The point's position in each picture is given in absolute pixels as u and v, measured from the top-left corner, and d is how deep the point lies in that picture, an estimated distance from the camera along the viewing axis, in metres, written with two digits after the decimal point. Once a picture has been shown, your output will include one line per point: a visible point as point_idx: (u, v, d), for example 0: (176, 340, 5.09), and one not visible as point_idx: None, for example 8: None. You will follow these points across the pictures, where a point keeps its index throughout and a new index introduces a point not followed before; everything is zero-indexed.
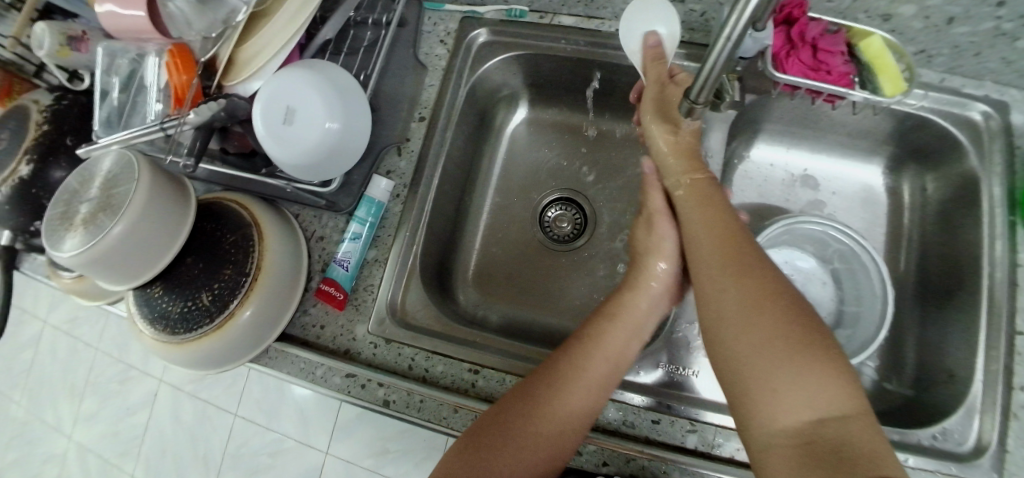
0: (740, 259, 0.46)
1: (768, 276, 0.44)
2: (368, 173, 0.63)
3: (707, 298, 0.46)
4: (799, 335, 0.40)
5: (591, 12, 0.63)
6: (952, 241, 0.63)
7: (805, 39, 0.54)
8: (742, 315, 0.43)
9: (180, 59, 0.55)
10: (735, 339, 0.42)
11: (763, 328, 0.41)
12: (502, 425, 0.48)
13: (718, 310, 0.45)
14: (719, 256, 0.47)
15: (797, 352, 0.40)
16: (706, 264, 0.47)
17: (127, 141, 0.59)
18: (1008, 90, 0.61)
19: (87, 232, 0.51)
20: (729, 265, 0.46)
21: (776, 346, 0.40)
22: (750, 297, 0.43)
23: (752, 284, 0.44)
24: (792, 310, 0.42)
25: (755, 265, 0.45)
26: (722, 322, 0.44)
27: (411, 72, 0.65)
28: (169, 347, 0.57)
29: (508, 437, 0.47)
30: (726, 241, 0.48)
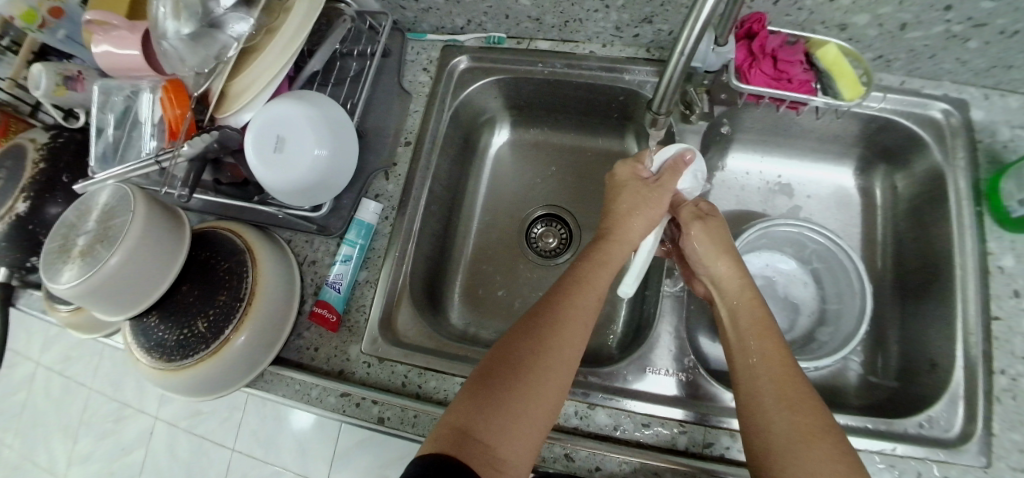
0: (795, 390, 0.46)
1: (819, 411, 0.44)
2: (357, 197, 0.65)
3: (756, 422, 0.46)
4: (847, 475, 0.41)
5: (565, 36, 0.66)
6: (924, 235, 0.65)
7: (766, 51, 0.57)
8: (792, 446, 0.43)
9: (175, 93, 0.59)
10: (785, 469, 0.42)
11: (813, 465, 0.41)
12: (512, 365, 0.46)
13: (769, 436, 0.44)
14: (774, 381, 0.47)
15: None
16: (758, 385, 0.47)
17: (122, 175, 0.61)
18: (966, 88, 0.65)
19: (84, 263, 0.52)
20: (783, 394, 0.46)
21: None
22: (803, 428, 0.43)
23: (804, 418, 0.44)
24: (841, 451, 0.42)
25: (810, 398, 0.45)
26: (772, 450, 0.44)
27: (397, 99, 0.68)
28: (165, 374, 0.58)
29: (521, 373, 0.46)
30: (781, 371, 0.47)
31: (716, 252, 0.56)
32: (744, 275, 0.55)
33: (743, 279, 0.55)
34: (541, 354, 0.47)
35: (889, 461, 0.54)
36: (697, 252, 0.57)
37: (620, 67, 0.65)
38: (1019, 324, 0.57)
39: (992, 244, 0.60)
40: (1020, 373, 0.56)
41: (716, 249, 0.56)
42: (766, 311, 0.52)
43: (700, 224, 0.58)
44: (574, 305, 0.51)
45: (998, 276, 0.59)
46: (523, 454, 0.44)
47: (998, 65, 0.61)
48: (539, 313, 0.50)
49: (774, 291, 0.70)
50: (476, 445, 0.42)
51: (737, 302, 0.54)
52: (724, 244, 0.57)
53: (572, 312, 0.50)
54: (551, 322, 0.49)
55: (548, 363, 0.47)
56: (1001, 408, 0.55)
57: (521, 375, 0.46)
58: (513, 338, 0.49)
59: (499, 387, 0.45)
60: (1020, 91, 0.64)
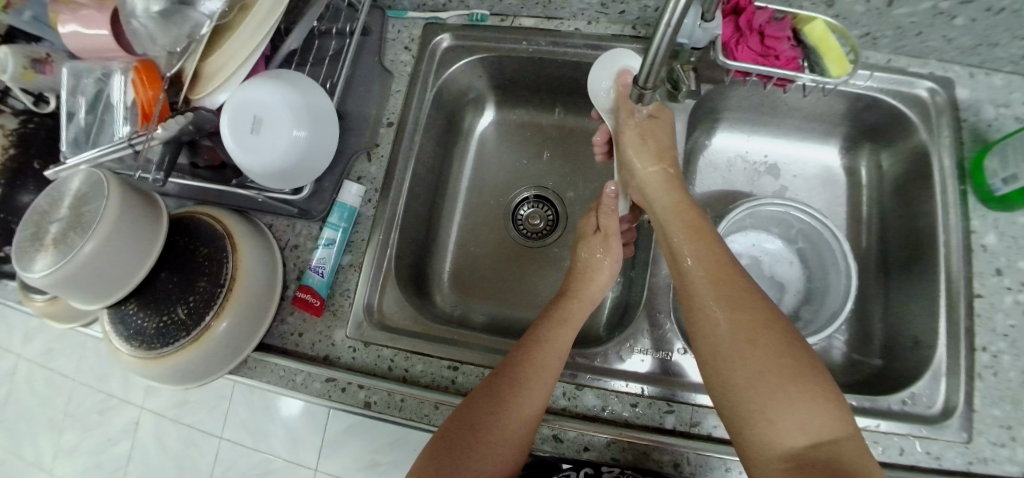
0: (732, 287, 0.47)
1: (757, 304, 0.46)
2: (339, 179, 0.63)
3: (700, 326, 0.47)
4: (792, 369, 0.43)
5: (550, 12, 0.65)
6: (908, 214, 0.66)
7: (752, 27, 0.56)
8: (736, 346, 0.44)
9: (146, 74, 0.57)
10: (732, 369, 0.44)
11: (757, 361, 0.43)
12: (469, 432, 0.47)
13: (713, 338, 0.46)
14: (711, 283, 0.48)
15: (790, 383, 0.42)
16: (697, 288, 0.48)
17: (96, 160, 0.59)
18: (951, 66, 0.65)
19: (57, 252, 0.51)
20: (721, 293, 0.47)
21: (773, 378, 0.43)
22: (744, 327, 0.45)
23: (746, 316, 0.45)
24: (782, 341, 0.44)
25: (748, 295, 0.47)
26: (718, 354, 0.45)
27: (377, 79, 0.66)
28: (146, 363, 0.57)
29: (476, 443, 0.47)
30: (717, 270, 0.49)
31: (649, 155, 0.58)
32: (674, 178, 0.57)
33: (669, 180, 0.57)
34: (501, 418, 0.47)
35: (873, 437, 0.55)
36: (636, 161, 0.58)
37: (605, 44, 0.64)
38: (1001, 301, 0.58)
39: (975, 222, 0.60)
40: (1001, 349, 0.57)
41: (654, 154, 0.58)
42: (697, 212, 0.54)
43: (636, 129, 0.58)
44: (539, 366, 0.50)
45: (980, 254, 0.59)
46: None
47: (983, 43, 0.61)
48: (504, 372, 0.50)
49: (761, 270, 0.71)
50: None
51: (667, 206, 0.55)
52: (662, 147, 0.58)
53: (534, 374, 0.49)
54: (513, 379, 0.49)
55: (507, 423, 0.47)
56: (982, 384, 0.56)
57: (481, 436, 0.47)
58: (479, 393, 0.50)
59: (455, 454, 0.46)
60: (1004, 70, 0.64)
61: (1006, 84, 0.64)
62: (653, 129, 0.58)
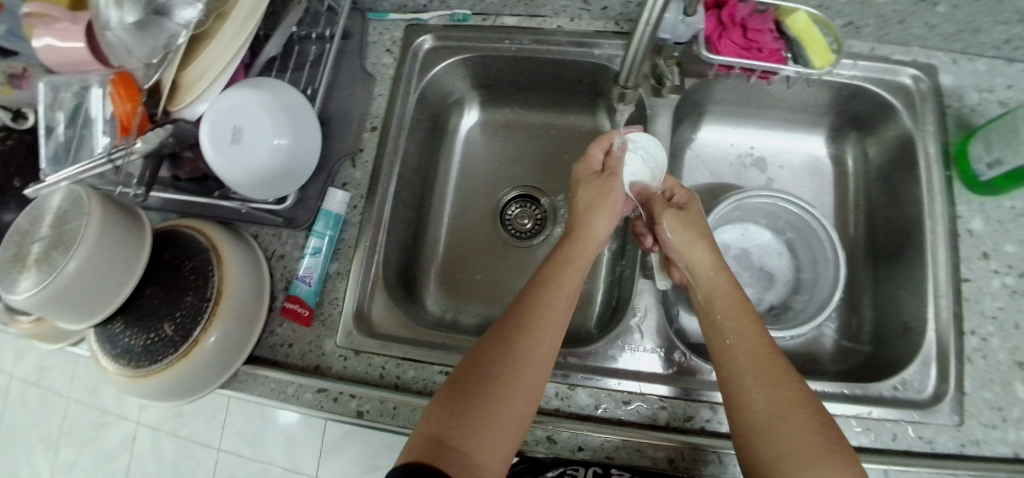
0: (771, 365, 0.46)
1: (795, 385, 0.45)
2: (323, 186, 0.62)
3: (737, 403, 0.45)
4: (830, 454, 0.41)
5: (532, 11, 0.64)
6: (895, 201, 0.66)
7: (735, 21, 0.56)
8: (773, 425, 0.43)
9: (124, 87, 0.55)
10: (769, 451, 0.42)
11: (791, 437, 0.42)
12: (480, 378, 0.45)
13: (754, 417, 0.44)
14: (750, 356, 0.47)
15: (825, 464, 0.40)
16: (738, 367, 0.47)
17: (76, 176, 0.59)
18: (935, 53, 0.65)
19: (40, 271, 0.50)
20: (759, 368, 0.46)
21: (813, 464, 0.40)
22: (781, 403, 0.43)
23: (787, 401, 0.44)
24: (820, 422, 0.42)
25: (789, 378, 0.45)
26: (756, 431, 0.43)
27: (360, 83, 0.65)
28: (134, 381, 0.56)
29: (491, 380, 0.45)
30: (761, 351, 0.47)
31: (691, 234, 0.55)
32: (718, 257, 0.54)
33: (714, 257, 0.54)
34: (516, 361, 0.46)
35: (866, 424, 0.55)
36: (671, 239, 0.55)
37: (589, 41, 0.63)
38: (988, 284, 0.58)
39: (961, 208, 0.61)
40: (989, 332, 0.57)
41: (692, 232, 0.55)
42: (739, 291, 0.52)
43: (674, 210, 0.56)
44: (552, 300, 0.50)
45: (967, 239, 0.60)
46: (497, 462, 0.43)
47: (966, 29, 0.61)
48: (509, 316, 0.49)
49: (750, 261, 0.70)
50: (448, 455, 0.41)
51: (711, 281, 0.53)
52: (700, 228, 0.55)
53: (546, 311, 0.49)
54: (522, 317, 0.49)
55: (523, 361, 0.46)
56: (972, 367, 0.56)
57: (486, 386, 0.45)
58: (483, 349, 0.47)
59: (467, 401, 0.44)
60: (987, 55, 0.65)
61: (989, 69, 0.65)
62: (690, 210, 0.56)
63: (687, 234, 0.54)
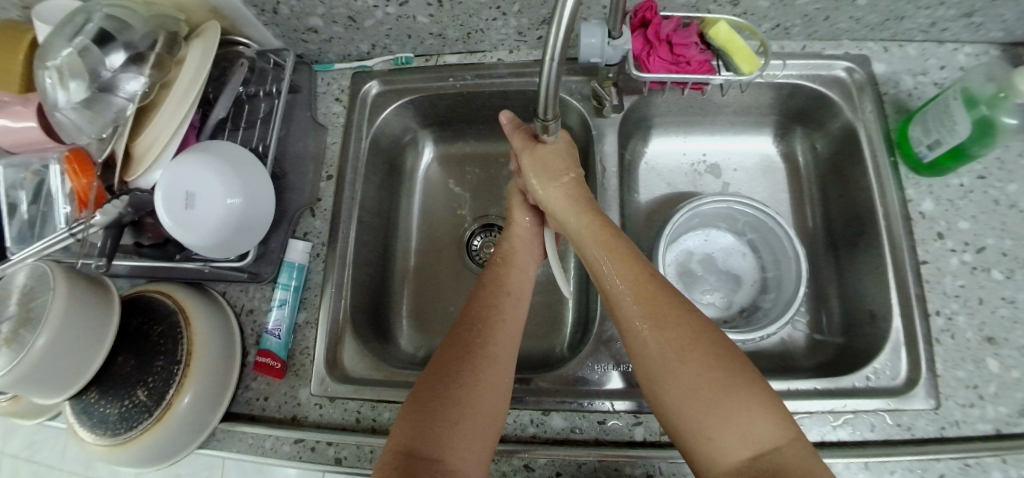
0: (658, 304, 0.46)
1: (684, 320, 0.45)
2: (285, 238, 0.64)
3: (635, 346, 0.46)
4: (723, 377, 0.42)
5: (472, 47, 0.67)
6: (847, 191, 0.67)
7: (660, 38, 0.58)
8: (666, 362, 0.44)
9: (78, 164, 0.58)
10: (668, 390, 0.43)
11: (690, 377, 0.43)
12: (444, 378, 0.48)
13: (648, 357, 0.45)
14: (637, 302, 0.47)
15: (721, 395, 0.41)
16: (626, 312, 0.47)
17: (42, 251, 0.59)
18: (865, 44, 0.67)
19: (10, 350, 0.50)
20: (647, 312, 0.46)
21: (707, 390, 0.42)
22: (675, 345, 0.44)
23: (674, 333, 0.45)
24: (714, 353, 0.43)
25: (676, 307, 0.46)
26: (654, 374, 0.44)
27: (312, 133, 0.67)
28: (112, 450, 0.56)
29: (458, 377, 0.48)
30: (641, 287, 0.48)
31: (545, 175, 0.56)
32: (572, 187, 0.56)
33: (569, 187, 0.56)
34: (477, 358, 0.50)
35: (842, 418, 0.55)
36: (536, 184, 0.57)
37: (529, 70, 0.65)
38: (947, 264, 0.59)
39: (910, 191, 0.62)
40: (954, 311, 0.57)
41: (549, 173, 0.56)
42: (610, 226, 0.53)
43: (529, 152, 0.56)
44: (503, 299, 0.56)
45: (920, 221, 0.61)
46: (475, 460, 0.45)
47: (890, 19, 0.63)
48: (464, 322, 0.53)
49: (715, 265, 0.71)
50: (420, 464, 0.43)
51: (576, 220, 0.54)
52: (554, 166, 0.56)
53: (500, 308, 0.54)
54: (477, 315, 0.53)
55: (485, 355, 0.50)
56: (942, 348, 0.57)
57: (451, 386, 0.47)
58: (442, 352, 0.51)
59: (436, 404, 0.46)
60: (915, 40, 0.67)
61: (920, 53, 0.67)
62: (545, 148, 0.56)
63: (542, 178, 0.56)
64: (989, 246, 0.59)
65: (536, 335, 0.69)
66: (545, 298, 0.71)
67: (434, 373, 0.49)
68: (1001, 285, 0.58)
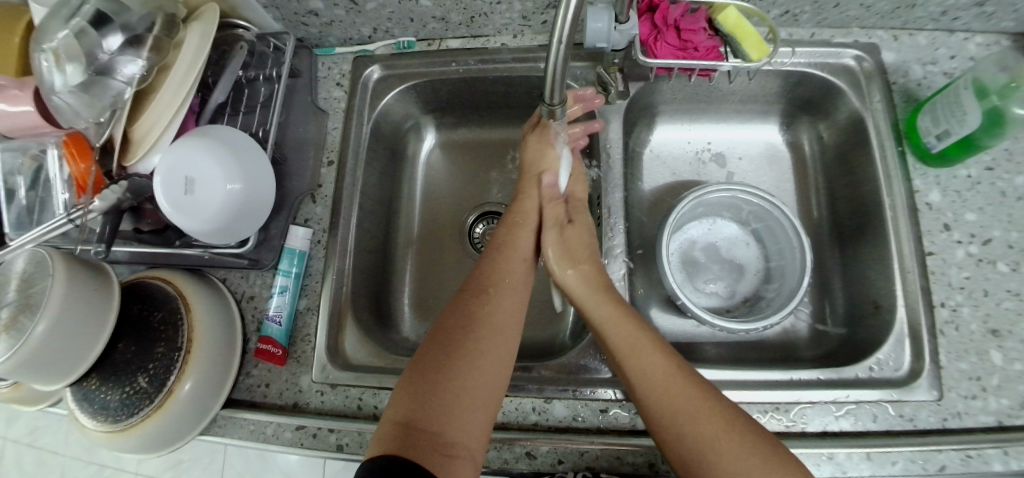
0: (684, 393, 0.47)
1: (714, 408, 0.46)
2: (285, 225, 0.63)
3: (669, 443, 0.46)
4: (759, 464, 0.43)
5: (475, 31, 0.65)
6: (853, 181, 0.66)
7: (668, 23, 0.57)
8: (703, 452, 0.44)
9: (76, 147, 0.58)
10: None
11: (730, 471, 0.43)
12: (446, 344, 0.49)
13: (683, 447, 0.45)
14: (661, 394, 0.47)
15: None
16: (651, 402, 0.48)
17: (39, 238, 0.59)
18: (874, 31, 0.66)
19: (9, 337, 0.50)
20: (673, 404, 0.47)
21: (748, 477, 0.42)
22: (711, 439, 0.44)
23: (705, 422, 0.45)
24: (750, 444, 0.44)
25: (705, 397, 0.46)
26: (690, 466, 0.44)
27: (313, 119, 0.66)
28: (114, 436, 0.56)
29: (463, 341, 0.49)
30: (661, 378, 0.48)
31: (566, 260, 0.58)
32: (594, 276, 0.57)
33: (592, 274, 0.57)
34: (481, 324, 0.51)
35: (844, 408, 0.55)
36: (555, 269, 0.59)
37: (533, 55, 0.64)
38: (953, 255, 0.59)
39: (917, 182, 0.61)
40: (959, 303, 0.57)
41: (571, 258, 0.58)
42: (628, 311, 0.54)
43: (556, 231, 0.60)
44: (514, 262, 0.58)
45: (927, 212, 0.60)
46: (473, 432, 0.45)
47: (901, 6, 0.62)
48: (470, 288, 0.55)
49: (718, 255, 0.71)
50: (422, 437, 0.43)
51: (594, 306, 0.54)
52: (575, 251, 0.59)
53: (506, 285, 0.55)
54: (483, 289, 0.54)
55: (491, 329, 0.51)
56: (946, 339, 0.56)
57: (453, 360, 0.48)
58: (443, 323, 0.51)
59: (437, 372, 0.47)
60: (926, 28, 0.66)
61: (929, 42, 0.66)
62: (574, 231, 0.60)
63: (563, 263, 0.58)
64: (995, 238, 0.59)
65: (538, 324, 0.69)
66: (548, 286, 0.71)
67: (439, 339, 0.50)
68: (1006, 277, 0.57)
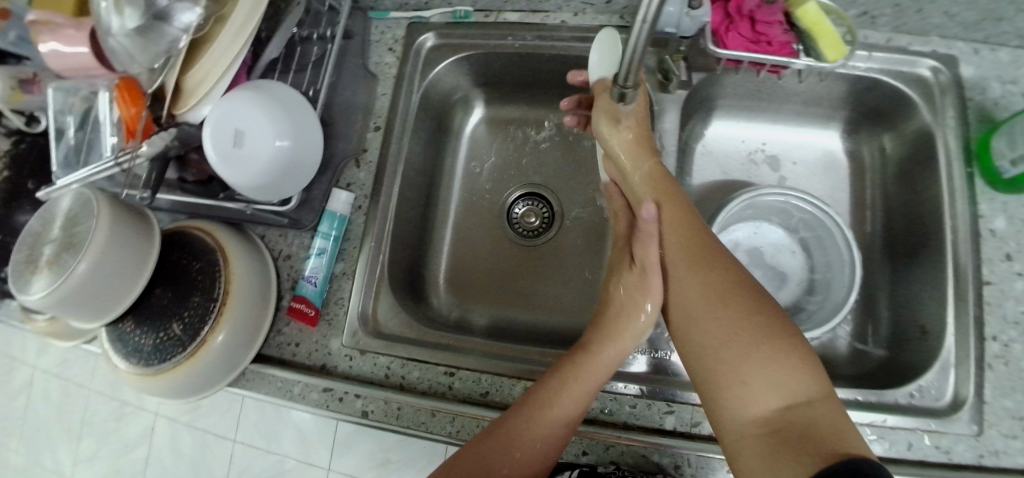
0: (702, 255, 0.47)
1: (729, 272, 0.46)
2: (328, 187, 0.63)
3: (675, 295, 0.48)
4: (766, 329, 0.42)
5: (535, 6, 0.63)
6: (913, 198, 0.63)
7: (742, 13, 0.54)
8: (706, 304, 0.45)
9: (129, 92, 0.57)
10: (704, 332, 0.44)
11: (725, 324, 0.43)
12: (493, 437, 0.47)
13: (687, 300, 0.47)
14: (680, 250, 0.49)
15: (761, 345, 0.42)
16: (672, 260, 0.49)
17: (86, 179, 0.59)
18: (955, 43, 0.62)
19: (53, 273, 0.51)
20: (691, 260, 0.48)
21: (743, 333, 0.43)
22: (714, 293, 0.45)
23: (719, 280, 0.45)
24: (753, 307, 0.44)
25: (721, 264, 0.47)
26: (692, 318, 0.45)
27: (363, 82, 0.66)
28: (145, 380, 0.57)
29: (509, 439, 0.47)
30: (687, 236, 0.49)
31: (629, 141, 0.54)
32: (651, 153, 0.54)
33: (646, 149, 0.54)
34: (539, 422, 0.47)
35: (879, 433, 0.54)
36: (610, 133, 0.54)
37: (593, 36, 0.62)
38: (1011, 287, 0.56)
39: (983, 206, 0.58)
40: (1012, 338, 0.55)
41: (632, 125, 0.53)
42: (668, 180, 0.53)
43: (606, 95, 0.53)
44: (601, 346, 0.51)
45: (989, 239, 0.57)
46: None
47: (988, 17, 0.58)
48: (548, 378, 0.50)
49: (762, 260, 0.69)
50: None
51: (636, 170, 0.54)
52: (636, 116, 0.53)
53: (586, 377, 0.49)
54: (562, 379, 0.49)
55: (549, 427, 0.47)
56: (994, 374, 0.54)
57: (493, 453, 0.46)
58: (531, 398, 0.48)
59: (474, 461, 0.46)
60: (1010, 44, 0.61)
61: (1013, 59, 0.62)
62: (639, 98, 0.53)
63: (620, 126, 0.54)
64: None
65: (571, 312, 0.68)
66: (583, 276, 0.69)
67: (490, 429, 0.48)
68: None
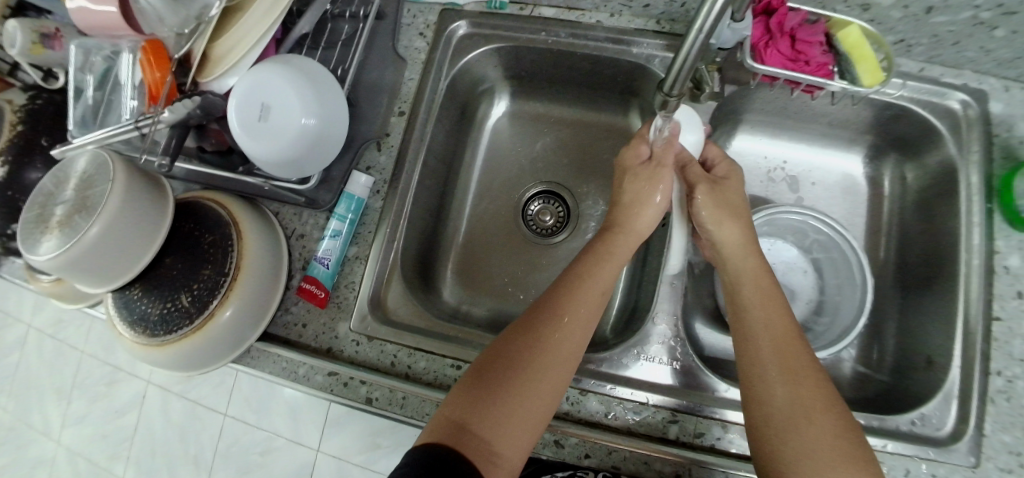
0: (795, 359, 0.46)
1: (819, 384, 0.45)
2: (347, 169, 0.63)
3: (757, 391, 0.46)
4: (846, 449, 0.42)
5: (573, 3, 0.62)
6: (930, 228, 0.64)
7: (783, 30, 0.54)
8: (792, 410, 0.44)
9: (154, 55, 0.55)
10: (785, 442, 0.43)
11: (809, 440, 0.43)
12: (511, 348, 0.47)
13: (770, 400, 0.45)
14: (774, 349, 0.47)
15: (841, 468, 0.41)
16: (761, 352, 0.47)
17: (102, 141, 0.57)
18: (986, 78, 0.61)
19: (63, 234, 0.49)
20: (784, 364, 0.46)
21: (825, 452, 0.42)
22: (802, 404, 0.44)
23: (809, 390, 0.45)
24: (837, 425, 0.43)
25: (811, 373, 0.46)
26: (773, 422, 0.44)
27: (392, 65, 0.65)
28: (148, 349, 0.56)
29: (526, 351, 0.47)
30: (784, 334, 0.48)
31: (722, 217, 0.55)
32: (755, 256, 0.53)
33: (749, 248, 0.54)
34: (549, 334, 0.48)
35: (879, 458, 0.54)
36: (704, 219, 0.56)
37: (628, 39, 0.61)
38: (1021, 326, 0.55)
39: (999, 242, 0.57)
40: (1016, 375, 0.54)
41: (727, 212, 0.56)
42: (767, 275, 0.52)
43: (709, 184, 0.56)
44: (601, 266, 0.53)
45: (1003, 276, 0.57)
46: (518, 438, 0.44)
47: None
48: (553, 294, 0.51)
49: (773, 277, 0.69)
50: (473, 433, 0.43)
51: (742, 261, 0.53)
52: (733, 207, 0.56)
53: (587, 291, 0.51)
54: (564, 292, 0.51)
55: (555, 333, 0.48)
56: (995, 409, 0.54)
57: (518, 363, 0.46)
58: (524, 334, 0.48)
59: (504, 377, 0.46)
60: None
61: None
62: (727, 185, 0.57)
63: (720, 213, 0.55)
64: None
65: None
66: None
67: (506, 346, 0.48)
68: None
